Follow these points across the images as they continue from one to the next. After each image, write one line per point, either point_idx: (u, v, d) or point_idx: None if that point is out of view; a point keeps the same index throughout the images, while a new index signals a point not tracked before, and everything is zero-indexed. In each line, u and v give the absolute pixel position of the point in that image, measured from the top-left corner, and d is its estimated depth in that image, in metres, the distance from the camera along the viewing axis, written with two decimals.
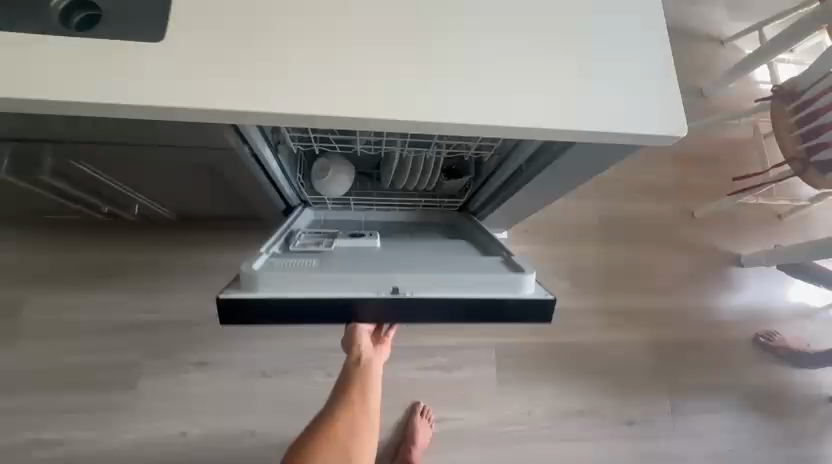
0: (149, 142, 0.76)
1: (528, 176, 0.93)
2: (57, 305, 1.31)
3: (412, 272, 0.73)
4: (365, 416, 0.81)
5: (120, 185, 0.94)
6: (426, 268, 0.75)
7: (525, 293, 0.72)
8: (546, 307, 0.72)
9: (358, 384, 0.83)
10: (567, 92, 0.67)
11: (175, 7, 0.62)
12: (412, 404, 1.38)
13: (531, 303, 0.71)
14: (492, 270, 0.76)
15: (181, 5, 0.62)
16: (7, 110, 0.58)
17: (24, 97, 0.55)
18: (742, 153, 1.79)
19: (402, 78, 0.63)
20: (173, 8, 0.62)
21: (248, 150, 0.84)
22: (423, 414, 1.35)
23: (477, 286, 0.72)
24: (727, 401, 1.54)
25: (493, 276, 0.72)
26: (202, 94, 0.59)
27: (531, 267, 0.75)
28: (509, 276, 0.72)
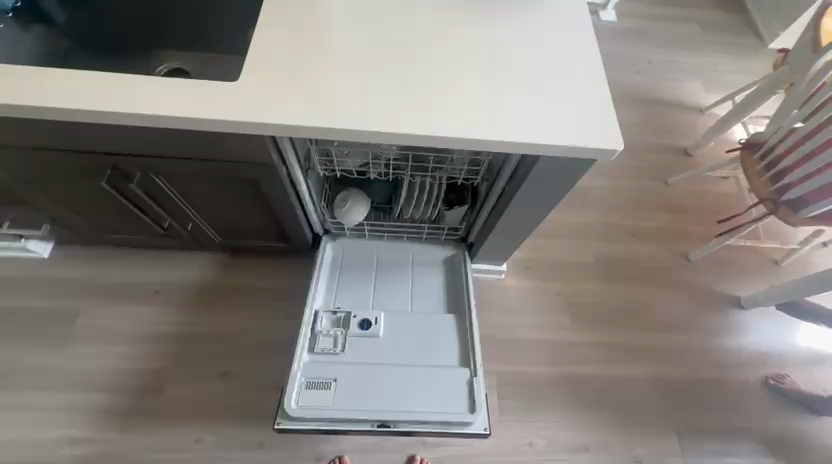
0: (213, 159, 1.02)
1: (510, 195, 1.12)
2: (106, 316, 1.50)
3: (398, 411, 1.09)
4: None
5: (181, 200, 1.19)
6: (407, 400, 1.11)
7: (470, 427, 1.09)
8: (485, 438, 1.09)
9: None
10: (527, 117, 0.88)
11: (249, 61, 0.90)
12: (410, 457, 1.38)
13: (474, 436, 1.09)
14: (454, 408, 1.10)
15: (254, 59, 0.90)
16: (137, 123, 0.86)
17: (151, 113, 0.84)
18: (730, 203, 1.92)
19: (402, 107, 0.88)
20: (249, 61, 0.90)
21: (286, 171, 1.10)
22: None
23: (437, 421, 1.09)
24: (741, 446, 1.49)
25: (451, 421, 1.08)
26: (262, 114, 0.85)
27: (479, 408, 1.10)
28: (459, 420, 1.08)
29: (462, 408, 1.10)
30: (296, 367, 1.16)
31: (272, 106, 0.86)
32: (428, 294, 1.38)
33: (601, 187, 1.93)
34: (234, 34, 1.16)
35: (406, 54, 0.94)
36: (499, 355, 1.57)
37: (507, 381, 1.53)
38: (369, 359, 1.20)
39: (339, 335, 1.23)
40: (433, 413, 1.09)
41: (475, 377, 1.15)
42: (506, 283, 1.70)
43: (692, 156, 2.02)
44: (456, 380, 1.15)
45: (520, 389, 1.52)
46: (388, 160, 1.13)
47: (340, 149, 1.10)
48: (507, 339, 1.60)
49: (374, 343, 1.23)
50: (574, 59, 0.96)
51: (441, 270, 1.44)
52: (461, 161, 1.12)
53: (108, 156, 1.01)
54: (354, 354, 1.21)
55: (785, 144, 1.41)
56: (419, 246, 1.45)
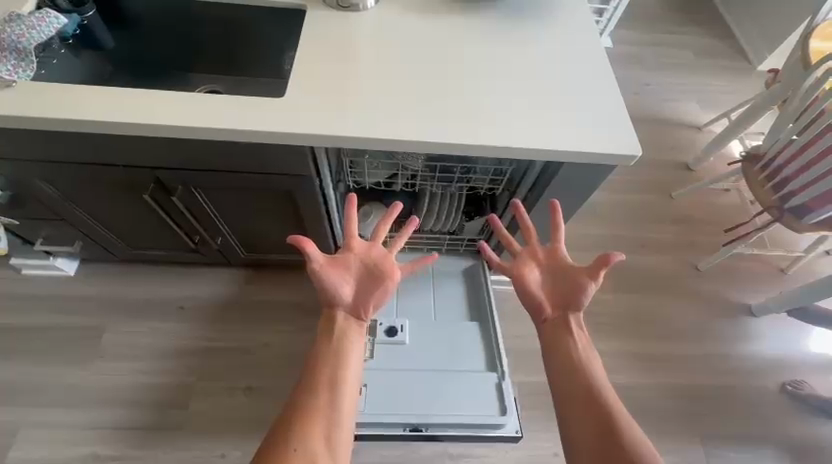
0: (251, 172, 1.07)
1: (531, 202, 1.17)
2: (129, 332, 1.52)
3: (429, 415, 1.13)
4: (339, 348, 0.74)
5: (213, 212, 1.25)
6: (437, 404, 1.15)
7: (501, 429, 1.12)
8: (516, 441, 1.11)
9: (329, 358, 0.72)
10: (549, 126, 0.95)
11: (291, 80, 0.98)
12: None
13: (506, 438, 1.11)
14: (485, 411, 1.14)
15: (296, 78, 0.98)
16: (188, 134, 0.92)
17: (205, 126, 0.90)
18: (734, 214, 1.99)
19: (433, 118, 0.95)
20: (291, 80, 0.98)
21: (318, 182, 1.14)
22: None
23: (468, 424, 1.12)
24: (765, 452, 1.50)
25: (481, 423, 1.12)
26: (304, 124, 0.92)
27: (510, 411, 1.13)
28: (490, 423, 1.12)
29: (493, 410, 1.14)
30: None
31: (313, 117, 0.93)
32: (450, 303, 1.41)
33: (608, 200, 2.00)
34: (269, 59, 1.25)
35: (434, 71, 1.01)
36: (520, 365, 1.58)
37: (530, 391, 1.53)
38: (398, 365, 1.23)
39: (367, 343, 1.26)
40: (464, 415, 1.13)
41: (502, 379, 1.19)
42: None
43: (694, 171, 2.10)
44: (484, 384, 1.19)
45: (543, 399, 1.52)
46: (415, 172, 1.19)
47: (370, 162, 1.16)
48: (526, 349, 1.61)
49: (400, 349, 1.26)
50: (589, 74, 1.04)
51: (461, 280, 1.47)
52: (484, 171, 1.19)
53: (151, 168, 1.07)
54: (381, 360, 1.23)
55: (784, 156, 1.49)
56: (440, 258, 1.50)
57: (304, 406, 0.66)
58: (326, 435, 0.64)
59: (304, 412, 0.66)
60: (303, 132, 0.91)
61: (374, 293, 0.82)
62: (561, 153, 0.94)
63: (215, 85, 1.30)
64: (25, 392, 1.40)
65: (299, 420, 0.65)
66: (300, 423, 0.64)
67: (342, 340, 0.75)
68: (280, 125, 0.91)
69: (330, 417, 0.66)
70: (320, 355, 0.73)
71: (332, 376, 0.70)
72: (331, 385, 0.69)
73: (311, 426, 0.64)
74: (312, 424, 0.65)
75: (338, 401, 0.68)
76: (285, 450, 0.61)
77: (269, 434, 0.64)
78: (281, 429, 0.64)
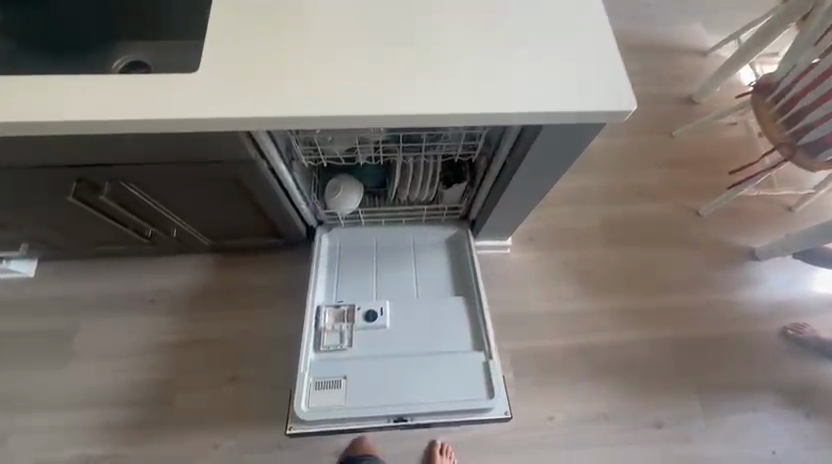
0: (184, 161, 0.93)
1: (513, 168, 1.03)
2: (102, 331, 1.45)
3: (413, 403, 1.07)
4: None
5: (159, 206, 1.12)
6: (420, 392, 1.08)
7: (490, 412, 1.06)
8: (506, 422, 1.06)
9: None
10: (524, 83, 0.79)
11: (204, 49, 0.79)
12: (430, 443, 1.37)
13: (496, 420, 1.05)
14: (473, 394, 1.08)
15: (208, 46, 0.79)
16: (92, 132, 0.77)
17: (108, 119, 0.74)
18: (740, 150, 1.83)
19: (385, 83, 0.78)
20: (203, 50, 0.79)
21: (266, 165, 1.00)
22: (443, 452, 1.34)
23: (455, 409, 1.06)
24: (762, 399, 1.48)
25: (467, 408, 1.06)
26: (234, 106, 0.76)
27: (500, 391, 1.08)
28: (479, 405, 1.06)
29: (480, 393, 1.08)
30: (302, 368, 1.11)
31: (243, 96, 0.76)
32: (432, 279, 1.33)
33: (603, 146, 1.83)
34: (195, 19, 1.05)
35: (387, 22, 0.83)
36: (511, 331, 1.53)
37: (523, 357, 1.49)
38: (377, 351, 1.16)
39: (345, 330, 1.19)
40: (449, 400, 1.07)
41: (490, 359, 1.13)
42: (513, 257, 1.63)
43: (697, 104, 1.91)
44: (470, 365, 1.12)
45: (536, 364, 1.49)
46: (378, 147, 1.04)
47: (324, 138, 1.01)
48: (518, 314, 1.55)
49: (380, 335, 1.19)
50: (575, 12, 0.85)
51: (444, 251, 1.39)
52: (456, 136, 1.03)
53: (70, 168, 0.92)
54: (362, 349, 1.16)
55: (801, 84, 1.31)
56: (420, 229, 1.39)
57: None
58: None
59: None
60: (234, 115, 0.75)
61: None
62: (544, 117, 0.79)
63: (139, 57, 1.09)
64: (3, 400, 1.36)
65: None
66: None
67: None
68: (206, 109, 0.75)
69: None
70: None
71: None
72: None
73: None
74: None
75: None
76: None
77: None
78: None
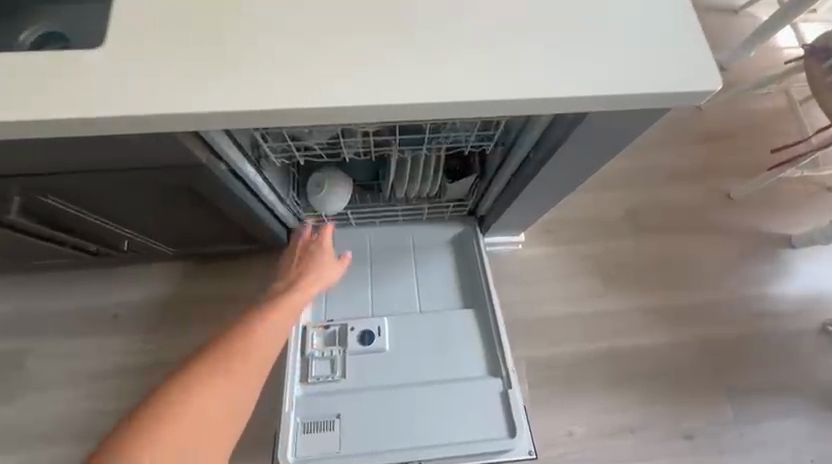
0: (109, 169, 0.73)
1: (539, 163, 0.83)
2: (57, 354, 1.26)
3: (421, 444, 0.91)
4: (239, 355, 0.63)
5: (97, 219, 0.92)
6: (428, 431, 0.93)
7: (512, 453, 0.91)
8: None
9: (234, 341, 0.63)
10: (566, 57, 0.58)
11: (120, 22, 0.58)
12: None
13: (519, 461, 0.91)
14: (491, 431, 0.93)
15: (129, 18, 0.58)
16: None
17: None
18: (778, 122, 1.62)
19: (379, 60, 0.57)
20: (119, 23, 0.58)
21: (225, 166, 0.78)
22: None
23: (471, 451, 0.91)
24: (801, 403, 1.34)
25: (484, 448, 0.91)
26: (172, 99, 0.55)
27: (522, 427, 0.92)
28: (499, 445, 0.91)
29: (499, 430, 0.93)
30: (287, 406, 0.94)
31: (183, 86, 0.55)
32: (436, 287, 1.14)
33: None
34: None
35: None
36: (526, 338, 1.36)
37: (538, 366, 1.33)
38: (376, 381, 0.99)
39: (337, 356, 1.01)
40: (463, 440, 0.92)
41: (509, 388, 0.96)
42: (525, 253, 1.44)
43: (729, 71, 1.68)
44: (485, 395, 0.96)
45: (553, 373, 1.33)
46: (369, 142, 0.83)
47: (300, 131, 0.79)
48: (532, 318, 1.38)
49: (378, 360, 1.01)
50: None
51: (448, 251, 1.19)
52: (466, 125, 0.81)
53: None
54: (358, 378, 0.99)
55: None
56: (421, 228, 1.20)
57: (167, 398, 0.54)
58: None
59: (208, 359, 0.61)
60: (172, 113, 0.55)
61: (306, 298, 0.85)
62: (595, 103, 0.58)
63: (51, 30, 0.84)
64: None
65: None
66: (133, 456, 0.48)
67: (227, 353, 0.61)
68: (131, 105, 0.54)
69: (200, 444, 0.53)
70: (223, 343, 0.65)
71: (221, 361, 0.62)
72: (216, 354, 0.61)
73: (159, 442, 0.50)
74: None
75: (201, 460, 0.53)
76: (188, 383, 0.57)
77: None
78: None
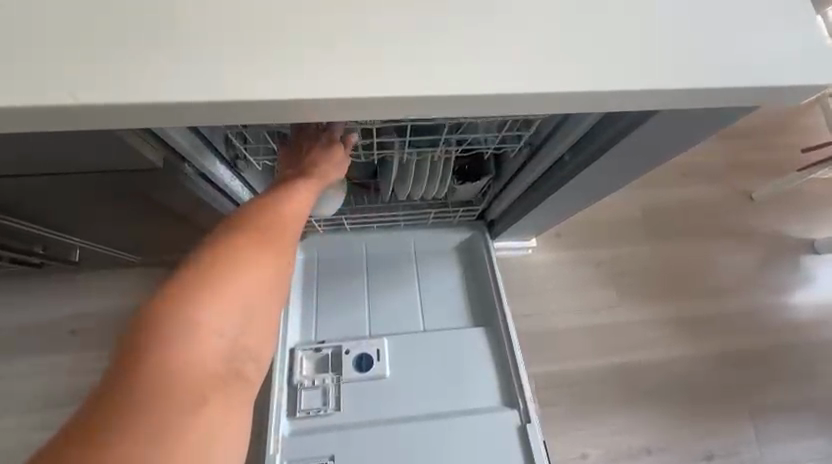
0: (41, 172, 0.58)
1: (573, 170, 0.70)
2: (6, 374, 1.10)
3: None
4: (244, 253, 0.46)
5: (38, 228, 0.76)
6: None
7: None
8: None
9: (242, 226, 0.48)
10: (642, 34, 0.43)
11: None
12: None
13: None
14: None
15: None
16: None
17: None
18: (801, 121, 1.53)
19: (394, 27, 0.41)
20: None
21: (193, 169, 0.63)
22: None
23: None
24: (823, 420, 1.27)
25: None
26: (67, 72, 0.36)
27: None
28: None
29: None
30: (272, 447, 0.82)
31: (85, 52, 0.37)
32: (441, 301, 1.00)
33: None
34: None
35: None
36: (537, 352, 1.25)
37: (550, 383, 1.22)
38: (375, 414, 0.86)
39: (330, 385, 0.89)
40: None
41: (527, 421, 0.84)
42: (535, 259, 1.33)
43: None
44: (501, 430, 0.84)
45: (566, 390, 1.22)
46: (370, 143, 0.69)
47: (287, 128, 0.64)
48: (543, 331, 1.27)
49: (378, 389, 0.88)
50: None
51: (454, 260, 1.06)
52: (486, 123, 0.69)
53: None
54: (354, 410, 0.86)
55: None
56: (424, 234, 1.06)
57: (181, 277, 0.42)
58: (237, 367, 0.41)
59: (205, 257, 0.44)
60: (61, 92, 0.35)
61: (344, 168, 0.63)
62: (683, 94, 0.43)
63: None
64: None
65: (156, 361, 0.36)
66: (154, 336, 0.37)
67: (232, 250, 0.45)
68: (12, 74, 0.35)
69: (233, 315, 0.42)
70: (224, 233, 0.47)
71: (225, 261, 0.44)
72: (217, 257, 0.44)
73: (193, 311, 0.40)
74: (187, 383, 0.37)
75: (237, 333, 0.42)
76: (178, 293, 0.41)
77: (77, 411, 0.35)
78: (100, 412, 0.34)
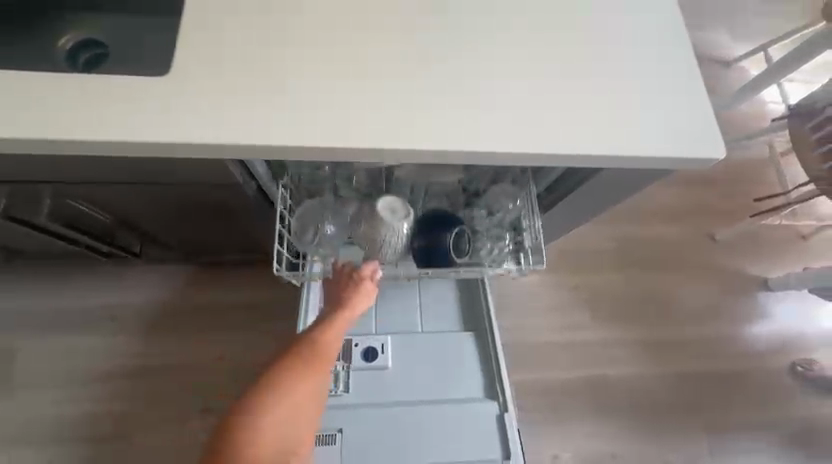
0: (147, 181, 0.76)
1: (548, 206, 0.90)
2: (50, 352, 1.25)
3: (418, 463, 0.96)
4: (304, 373, 0.60)
5: (121, 225, 0.93)
6: (427, 448, 0.97)
7: None
8: None
9: (305, 348, 0.62)
10: (591, 116, 0.63)
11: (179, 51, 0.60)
12: None
13: None
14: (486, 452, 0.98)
15: (187, 47, 0.60)
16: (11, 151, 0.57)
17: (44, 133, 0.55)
18: (759, 173, 1.74)
19: (420, 104, 0.61)
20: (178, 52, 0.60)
21: (256, 186, 0.82)
22: None
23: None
24: (769, 438, 1.43)
25: None
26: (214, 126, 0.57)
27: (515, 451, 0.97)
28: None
29: (495, 451, 0.97)
30: None
31: (225, 114, 0.58)
32: (439, 311, 1.16)
33: None
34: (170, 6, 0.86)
35: (418, 28, 0.65)
36: (519, 362, 1.41)
37: (529, 390, 1.38)
38: (378, 398, 1.02)
39: (340, 371, 1.04)
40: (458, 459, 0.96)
41: (505, 411, 1.01)
42: (521, 280, 1.51)
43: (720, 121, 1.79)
44: (482, 417, 1.01)
45: (542, 398, 1.38)
46: (400, 231, 0.76)
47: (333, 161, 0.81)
48: (525, 344, 1.43)
49: (380, 377, 1.04)
50: (646, 30, 0.70)
51: None
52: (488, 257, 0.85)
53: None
54: (360, 394, 1.03)
55: None
56: None
57: (262, 384, 0.58)
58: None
59: (283, 371, 0.59)
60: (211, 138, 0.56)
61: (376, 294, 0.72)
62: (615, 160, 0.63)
63: (94, 48, 0.88)
64: None
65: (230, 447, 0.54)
66: (234, 427, 0.55)
67: (296, 370, 0.59)
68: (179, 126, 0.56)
69: (287, 425, 0.57)
70: (296, 351, 0.61)
71: (291, 379, 0.59)
72: (289, 374, 0.59)
73: (260, 416, 0.56)
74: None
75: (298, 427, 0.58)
76: (260, 396, 0.57)
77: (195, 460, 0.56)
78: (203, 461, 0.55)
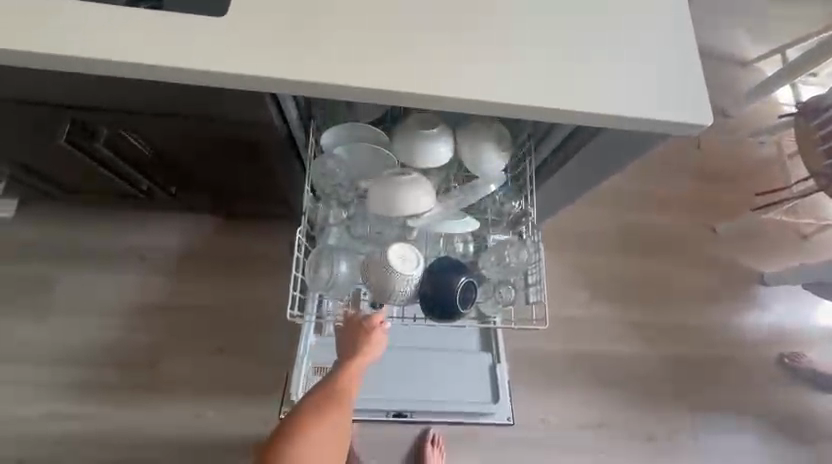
0: (191, 116, 0.85)
1: (553, 168, 0.95)
2: (84, 284, 1.37)
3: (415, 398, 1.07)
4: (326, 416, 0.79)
5: (162, 163, 1.03)
6: (424, 386, 1.07)
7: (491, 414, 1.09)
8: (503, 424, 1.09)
9: (326, 397, 0.80)
10: (592, 79, 0.70)
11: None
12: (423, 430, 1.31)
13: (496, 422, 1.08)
14: (477, 394, 1.09)
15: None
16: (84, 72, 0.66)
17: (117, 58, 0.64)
18: (767, 171, 1.78)
19: (441, 59, 0.69)
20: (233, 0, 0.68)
21: (286, 130, 0.90)
22: (435, 445, 1.28)
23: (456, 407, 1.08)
24: (751, 422, 1.49)
25: (469, 408, 1.08)
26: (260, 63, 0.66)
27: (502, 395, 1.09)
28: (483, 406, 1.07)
29: (484, 394, 1.08)
30: (301, 349, 1.08)
31: (270, 51, 0.66)
32: None
33: None
34: None
35: None
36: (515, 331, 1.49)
37: (522, 357, 1.46)
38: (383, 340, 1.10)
39: None
40: (452, 400, 1.07)
41: (497, 362, 1.10)
42: None
43: (732, 118, 1.82)
44: (477, 365, 1.10)
45: (535, 366, 1.46)
46: (409, 280, 0.83)
47: (366, 142, 0.87)
48: None
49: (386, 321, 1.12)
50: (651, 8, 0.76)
51: None
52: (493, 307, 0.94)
53: (62, 107, 0.84)
54: None
55: None
56: None
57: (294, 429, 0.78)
58: None
59: (309, 416, 0.79)
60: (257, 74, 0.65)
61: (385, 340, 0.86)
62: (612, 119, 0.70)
63: None
64: None
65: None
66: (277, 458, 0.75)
67: (321, 416, 0.78)
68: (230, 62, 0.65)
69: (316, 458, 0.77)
70: (319, 399, 0.80)
71: (318, 422, 0.78)
72: (314, 420, 0.78)
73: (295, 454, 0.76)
74: None
75: (341, 450, 0.81)
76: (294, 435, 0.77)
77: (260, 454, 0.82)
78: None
